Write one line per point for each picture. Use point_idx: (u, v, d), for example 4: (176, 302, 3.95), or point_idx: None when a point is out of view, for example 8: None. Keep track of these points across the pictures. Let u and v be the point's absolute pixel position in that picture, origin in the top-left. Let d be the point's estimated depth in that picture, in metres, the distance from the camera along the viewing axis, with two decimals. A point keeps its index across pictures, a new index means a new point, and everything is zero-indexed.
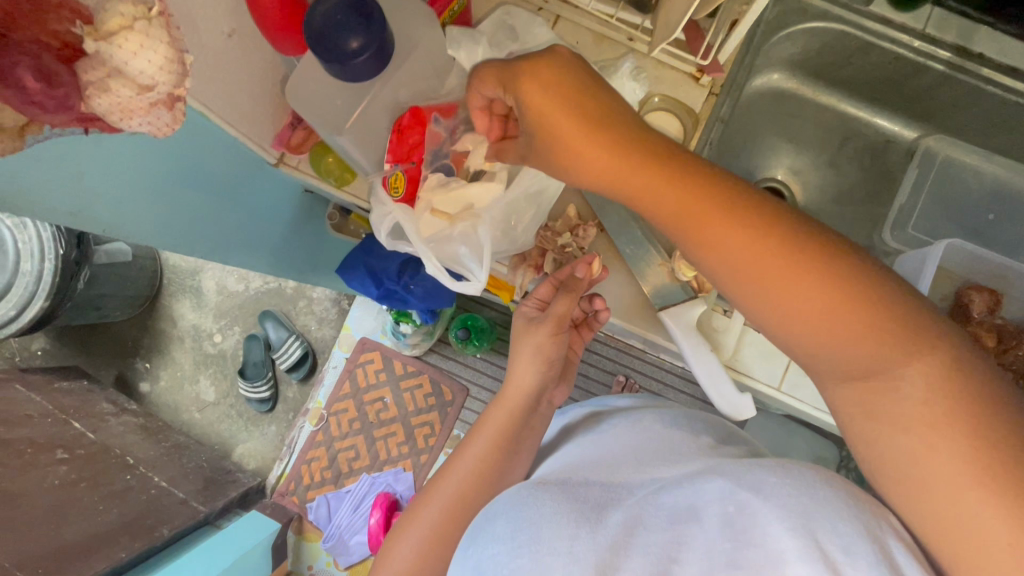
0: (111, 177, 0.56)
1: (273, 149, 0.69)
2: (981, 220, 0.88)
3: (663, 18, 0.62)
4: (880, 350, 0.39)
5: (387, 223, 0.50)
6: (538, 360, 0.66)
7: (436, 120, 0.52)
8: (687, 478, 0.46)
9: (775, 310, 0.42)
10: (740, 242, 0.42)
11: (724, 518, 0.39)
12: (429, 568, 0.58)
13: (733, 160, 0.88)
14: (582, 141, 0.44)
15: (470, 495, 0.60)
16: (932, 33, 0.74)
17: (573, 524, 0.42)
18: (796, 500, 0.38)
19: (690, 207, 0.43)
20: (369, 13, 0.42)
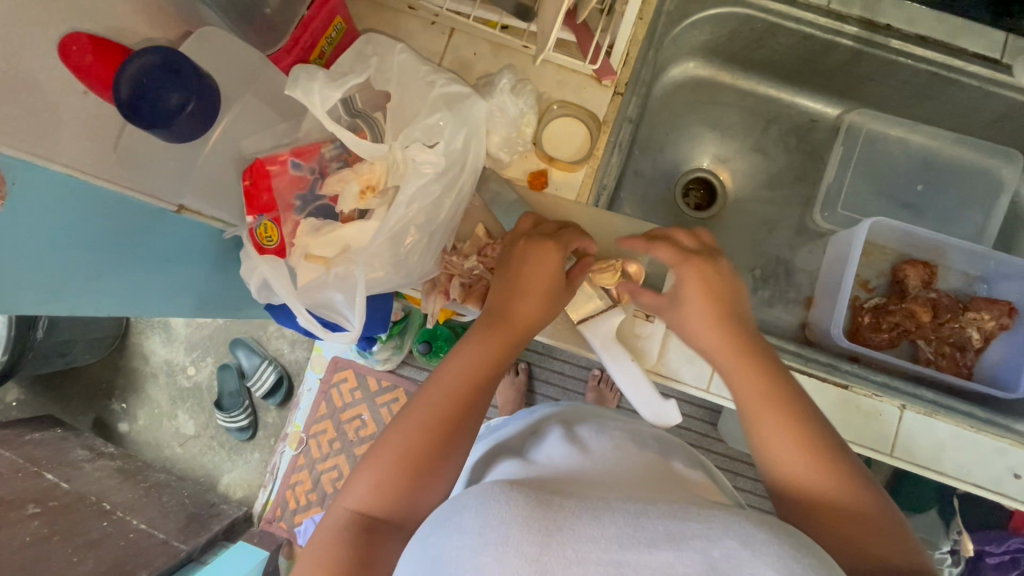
0: None
1: (174, 199, 0.61)
2: (913, 192, 0.87)
3: (543, 26, 0.60)
4: (834, 477, 0.46)
5: (257, 276, 0.51)
6: (545, 300, 0.59)
7: (296, 164, 0.50)
8: (672, 504, 0.39)
9: (764, 423, 0.50)
10: (756, 376, 0.52)
11: (706, 561, 0.33)
12: (413, 481, 0.51)
13: (658, 154, 0.87)
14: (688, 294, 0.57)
15: (464, 410, 0.54)
16: (837, 9, 0.71)
17: (545, 530, 0.36)
18: (771, 561, 0.33)
19: (730, 346, 0.54)
20: (179, 68, 0.43)
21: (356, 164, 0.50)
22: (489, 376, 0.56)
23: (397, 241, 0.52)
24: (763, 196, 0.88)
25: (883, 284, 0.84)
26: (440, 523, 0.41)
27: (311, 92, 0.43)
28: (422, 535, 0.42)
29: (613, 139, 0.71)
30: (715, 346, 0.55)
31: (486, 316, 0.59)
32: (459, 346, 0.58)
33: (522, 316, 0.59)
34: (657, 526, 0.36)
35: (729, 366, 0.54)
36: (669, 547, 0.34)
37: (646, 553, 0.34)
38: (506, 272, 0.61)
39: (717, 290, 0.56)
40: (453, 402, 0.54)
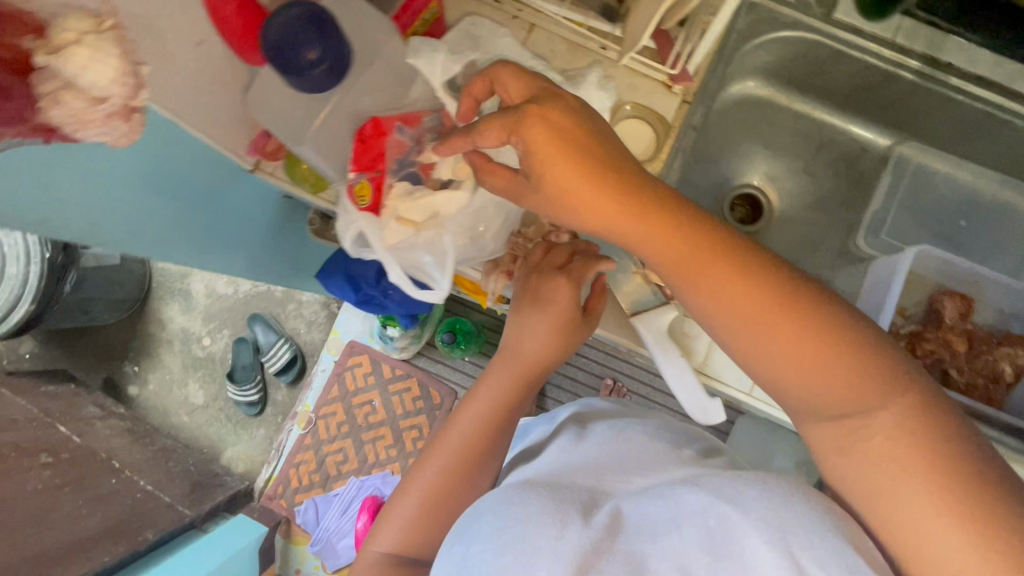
0: (99, 193, 0.59)
1: (250, 156, 0.69)
2: (954, 226, 0.89)
3: (631, 28, 0.63)
4: (856, 397, 0.44)
5: (352, 231, 0.52)
6: (553, 343, 0.64)
7: (399, 129, 0.52)
8: (671, 486, 0.48)
9: (762, 342, 0.46)
10: (730, 286, 0.46)
11: (704, 529, 0.43)
12: (439, 515, 0.60)
13: (710, 166, 0.89)
14: (587, 194, 0.45)
15: (476, 447, 0.61)
16: (902, 42, 0.75)
17: (558, 525, 0.44)
18: (774, 513, 0.41)
19: (682, 250, 0.46)
20: (325, 26, 0.46)
21: (454, 138, 0.52)
22: (498, 426, 0.63)
23: (482, 215, 0.56)
24: (807, 217, 0.91)
25: (919, 312, 0.86)
26: (464, 531, 0.49)
27: (433, 63, 0.50)
28: (448, 547, 0.49)
29: (679, 143, 0.73)
30: (675, 261, 0.47)
31: (499, 363, 0.65)
32: (470, 399, 0.65)
33: (530, 362, 0.64)
34: (659, 511, 0.45)
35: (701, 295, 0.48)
36: (671, 530, 0.44)
37: (653, 540, 0.44)
38: (521, 307, 0.65)
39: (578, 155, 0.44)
40: (465, 454, 0.61)
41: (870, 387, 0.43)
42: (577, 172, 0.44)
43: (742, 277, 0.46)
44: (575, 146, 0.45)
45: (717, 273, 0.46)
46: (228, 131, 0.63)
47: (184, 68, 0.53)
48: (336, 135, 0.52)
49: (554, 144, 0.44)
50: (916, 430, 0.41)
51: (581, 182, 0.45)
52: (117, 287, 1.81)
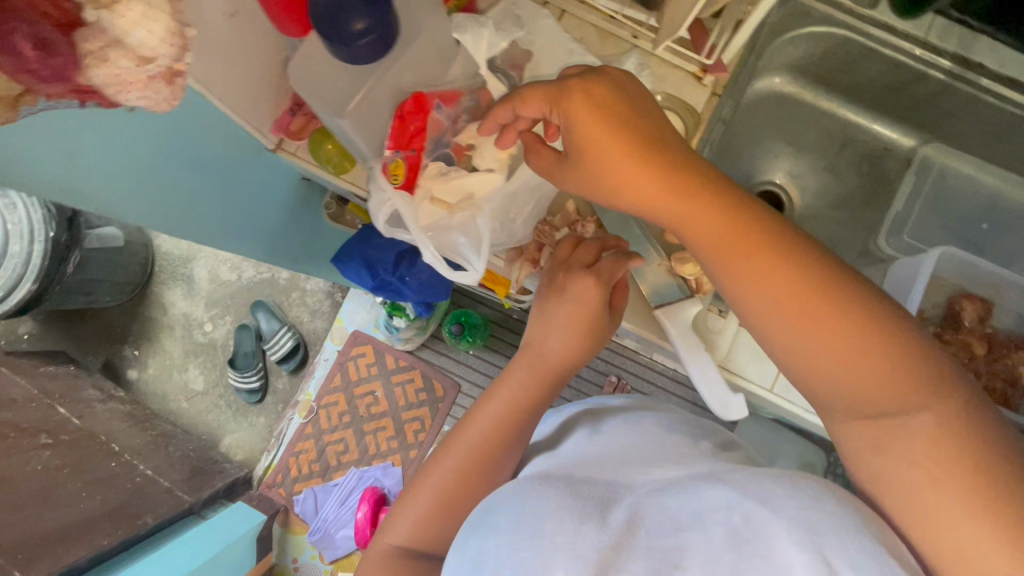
0: (97, 157, 0.56)
1: (273, 134, 0.68)
2: (976, 230, 0.89)
3: (669, 15, 0.62)
4: (885, 386, 0.40)
5: (386, 210, 0.49)
6: (579, 339, 0.61)
7: (439, 107, 0.51)
8: (690, 480, 0.44)
9: (801, 331, 0.43)
10: (776, 273, 0.43)
11: (729, 526, 0.38)
12: (450, 515, 0.58)
13: (733, 162, 0.89)
14: (630, 169, 0.45)
15: (492, 448, 0.59)
16: (934, 42, 0.74)
17: (576, 519, 0.41)
18: (803, 513, 0.38)
19: (730, 235, 0.44)
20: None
21: (493, 119, 0.52)
22: (517, 429, 0.60)
23: (516, 198, 0.55)
24: (828, 217, 0.91)
25: (937, 314, 0.84)
26: (477, 525, 0.45)
27: (477, 41, 0.47)
28: (460, 543, 0.46)
29: (706, 136, 0.73)
30: (708, 240, 0.45)
31: (519, 363, 0.63)
32: (488, 397, 0.63)
33: (552, 360, 0.62)
34: (676, 505, 0.42)
35: (729, 279, 0.45)
36: (693, 527, 0.39)
37: (671, 535, 0.40)
38: (547, 302, 0.64)
39: (617, 126, 0.45)
40: (480, 451, 0.59)
41: (919, 388, 0.40)
42: (629, 150, 0.44)
43: (779, 262, 0.43)
44: (631, 123, 0.45)
45: (752, 257, 0.44)
46: (253, 107, 0.62)
47: (217, 39, 0.52)
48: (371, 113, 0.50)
49: (592, 114, 0.45)
50: (964, 438, 0.38)
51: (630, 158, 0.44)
52: (120, 270, 1.79)
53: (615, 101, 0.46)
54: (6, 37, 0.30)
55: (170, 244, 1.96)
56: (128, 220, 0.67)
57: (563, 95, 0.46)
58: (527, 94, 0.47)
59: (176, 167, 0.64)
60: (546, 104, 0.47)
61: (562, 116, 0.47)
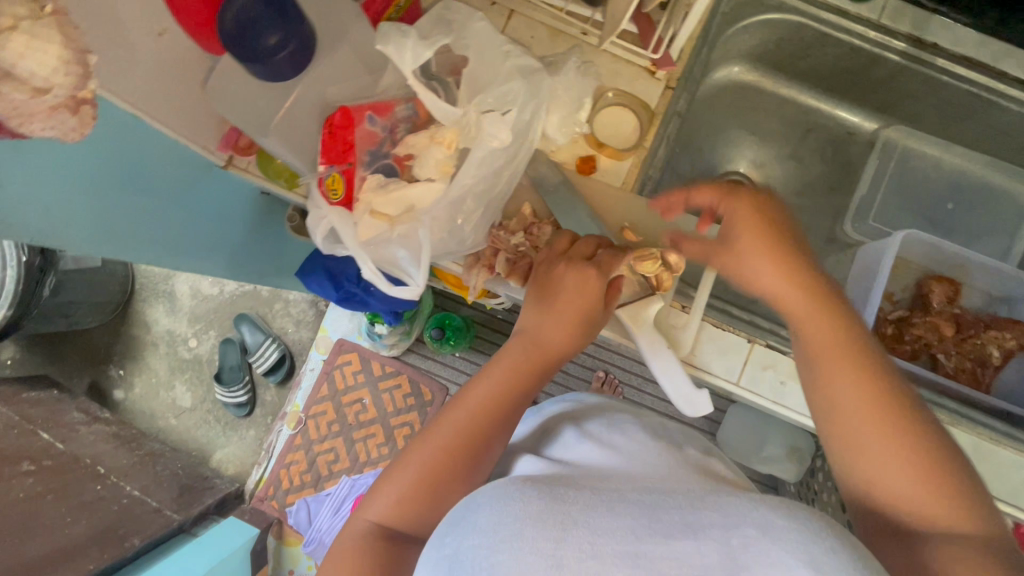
0: (31, 181, 0.54)
1: (222, 151, 0.67)
2: (941, 210, 0.89)
3: (611, 11, 0.61)
4: (924, 462, 0.43)
5: (324, 226, 0.50)
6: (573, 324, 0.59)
7: (370, 119, 0.50)
8: (689, 494, 0.40)
9: (846, 389, 0.47)
10: (838, 343, 0.48)
11: (725, 549, 0.34)
12: (435, 496, 0.52)
13: (696, 154, 0.88)
14: (751, 248, 0.53)
15: (485, 424, 0.55)
16: (887, 24, 0.73)
17: (558, 527, 0.36)
18: (803, 543, 0.33)
19: (808, 304, 0.50)
20: (285, 10, 0.44)
21: (430, 128, 0.51)
22: (510, 407, 0.57)
23: (461, 206, 0.53)
24: (795, 204, 0.90)
25: (906, 297, 0.85)
26: (456, 522, 0.41)
27: (403, 49, 0.44)
28: (437, 539, 0.42)
29: (663, 131, 0.72)
30: (812, 326, 0.50)
31: (515, 344, 0.60)
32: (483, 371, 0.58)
33: (549, 344, 0.59)
34: (674, 516, 0.37)
35: (812, 365, 0.50)
36: (686, 538, 0.35)
37: (664, 544, 0.34)
38: (545, 297, 0.61)
39: (771, 225, 0.53)
40: (474, 427, 0.54)
41: (942, 471, 0.43)
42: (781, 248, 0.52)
43: (846, 335, 0.49)
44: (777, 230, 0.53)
45: (825, 323, 0.49)
46: (195, 125, 0.61)
47: (145, 60, 0.51)
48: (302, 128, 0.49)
49: (759, 220, 0.54)
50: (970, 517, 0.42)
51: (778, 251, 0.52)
52: (99, 290, 1.77)
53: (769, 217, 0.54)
54: None
55: None
56: (74, 247, 0.64)
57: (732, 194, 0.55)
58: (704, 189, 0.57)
59: (119, 186, 0.62)
60: (719, 199, 0.56)
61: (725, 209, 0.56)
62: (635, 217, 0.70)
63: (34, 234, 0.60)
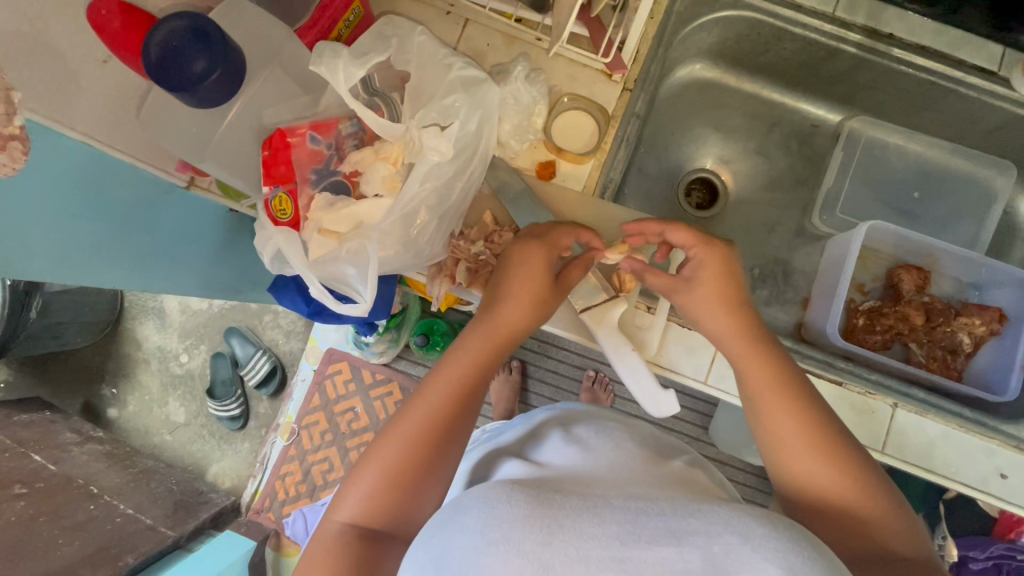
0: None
1: (182, 172, 0.66)
2: (908, 198, 0.89)
3: (557, 17, 0.62)
4: (859, 483, 0.49)
5: (271, 246, 0.50)
6: (529, 312, 0.60)
7: (313, 138, 0.50)
8: (672, 502, 0.40)
9: (772, 409, 0.54)
10: (767, 371, 0.56)
11: (707, 555, 0.34)
12: (404, 488, 0.52)
13: (661, 152, 0.88)
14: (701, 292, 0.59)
15: (449, 411, 0.55)
16: (843, 16, 0.73)
17: (548, 530, 0.36)
18: (783, 555, 0.34)
19: (742, 338, 0.58)
20: (210, 35, 0.42)
21: (375, 144, 0.51)
22: (472, 393, 0.57)
23: (412, 220, 0.53)
24: (763, 198, 0.90)
25: (877, 288, 0.86)
26: (445, 523, 0.41)
27: (336, 69, 0.44)
28: (424, 537, 0.42)
29: (621, 133, 0.72)
30: (746, 355, 0.57)
31: (474, 331, 0.61)
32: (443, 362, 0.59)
33: (505, 326, 0.60)
34: (657, 522, 0.36)
35: (755, 410, 0.55)
36: (669, 544, 0.35)
37: (648, 549, 0.34)
38: (502, 282, 0.62)
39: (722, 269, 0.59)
40: (437, 417, 0.55)
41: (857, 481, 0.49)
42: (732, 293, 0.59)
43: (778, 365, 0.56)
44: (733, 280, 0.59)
45: (755, 355, 0.57)
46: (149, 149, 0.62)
47: (89, 88, 0.52)
48: (242, 151, 0.50)
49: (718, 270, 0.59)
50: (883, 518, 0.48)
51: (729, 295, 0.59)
52: (87, 310, 1.78)
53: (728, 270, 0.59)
54: None
55: None
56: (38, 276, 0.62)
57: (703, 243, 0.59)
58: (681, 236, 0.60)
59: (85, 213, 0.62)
60: (692, 243, 0.60)
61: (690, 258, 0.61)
62: (596, 220, 0.70)
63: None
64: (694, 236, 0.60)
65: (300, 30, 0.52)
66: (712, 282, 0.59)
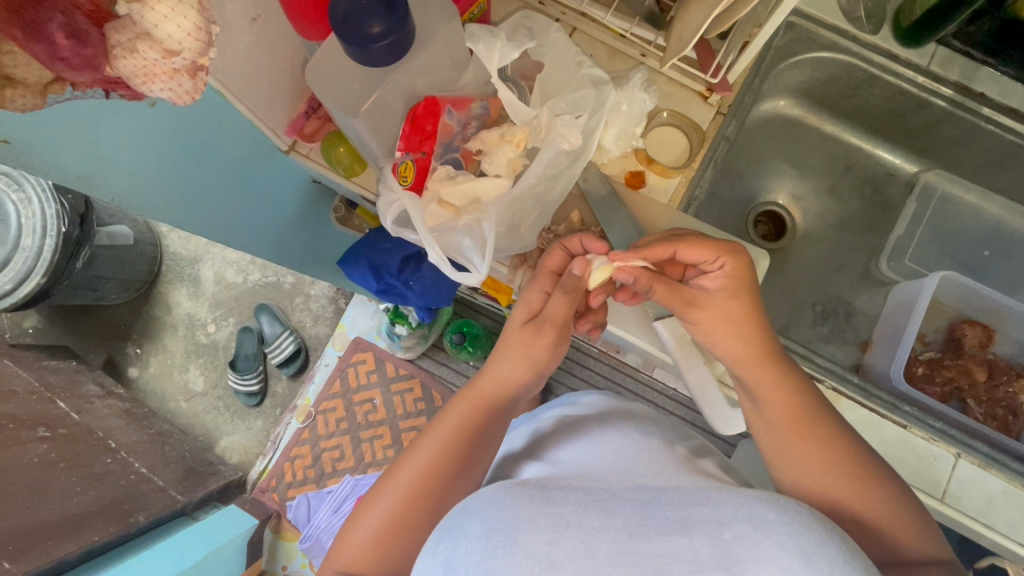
0: (126, 149, 0.56)
1: (286, 136, 0.70)
2: (976, 256, 0.90)
3: (677, 34, 0.61)
4: (902, 515, 0.50)
5: (394, 208, 0.52)
6: (520, 370, 0.62)
7: (450, 112, 0.52)
8: (680, 490, 0.39)
9: (793, 449, 0.54)
10: (778, 400, 0.57)
11: (717, 544, 0.33)
12: (394, 547, 0.55)
13: (736, 180, 0.90)
14: (719, 304, 0.58)
15: (437, 476, 0.57)
16: (937, 71, 0.76)
17: (554, 527, 0.35)
18: (795, 540, 0.33)
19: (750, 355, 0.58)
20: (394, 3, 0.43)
21: (502, 127, 0.53)
22: (462, 452, 0.58)
23: (520, 206, 0.56)
24: (829, 238, 0.92)
25: (938, 340, 0.86)
26: (449, 529, 0.39)
27: (493, 48, 0.47)
28: (430, 545, 0.40)
29: (711, 154, 0.74)
30: (764, 387, 0.58)
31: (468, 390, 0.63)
32: (439, 419, 0.61)
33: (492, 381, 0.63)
34: (666, 513, 0.36)
35: (778, 444, 0.55)
36: (680, 534, 0.34)
37: (657, 540, 0.34)
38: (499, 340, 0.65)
39: (745, 289, 0.59)
40: (427, 480, 0.57)
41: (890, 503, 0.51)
42: (743, 306, 0.58)
43: (797, 398, 0.57)
44: (748, 292, 0.59)
45: (768, 377, 0.58)
46: (267, 109, 0.64)
47: (239, 42, 0.54)
48: (388, 112, 0.51)
49: (738, 282, 0.58)
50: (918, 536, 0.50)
51: (742, 306, 0.58)
52: (128, 268, 1.81)
53: (744, 279, 0.58)
54: (44, 26, 0.33)
55: (179, 245, 1.99)
56: (148, 214, 0.66)
57: (723, 247, 0.58)
58: (700, 243, 0.57)
59: (192, 162, 0.63)
60: (713, 255, 0.58)
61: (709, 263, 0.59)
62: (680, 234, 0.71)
63: (115, 196, 0.62)
64: (714, 246, 0.58)
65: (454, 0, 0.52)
66: (735, 297, 0.58)
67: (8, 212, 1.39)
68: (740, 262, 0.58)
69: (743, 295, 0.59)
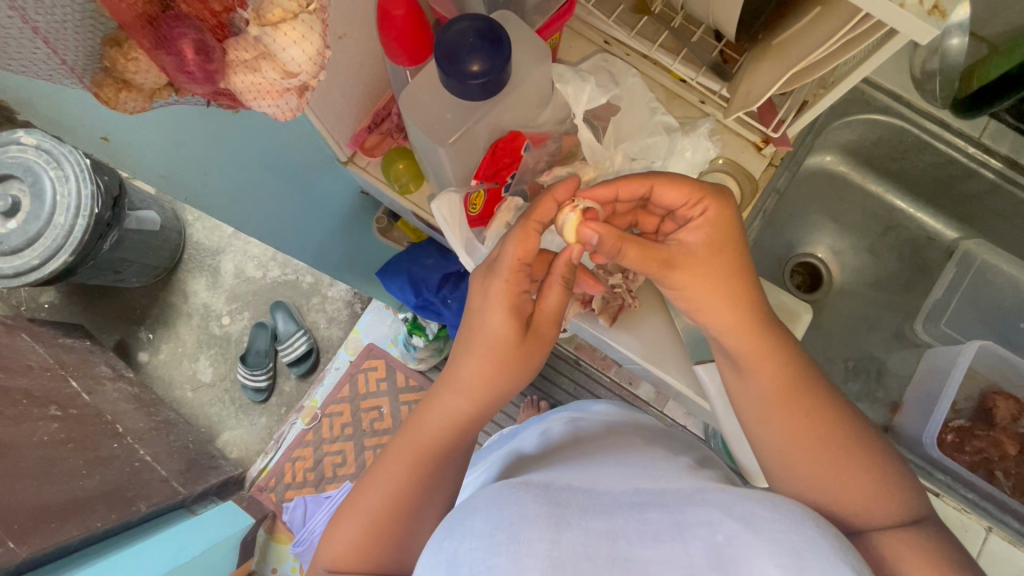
0: (206, 154, 0.58)
1: (347, 148, 0.70)
2: (1012, 327, 0.90)
3: (743, 88, 0.62)
4: None
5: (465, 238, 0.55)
6: (502, 371, 0.53)
7: (528, 148, 0.57)
8: (676, 494, 0.41)
9: (800, 454, 0.49)
10: (768, 380, 0.51)
11: (709, 546, 0.34)
12: (377, 552, 0.52)
13: (776, 231, 0.91)
14: (703, 261, 0.51)
15: (417, 479, 0.53)
16: (987, 143, 0.77)
17: (555, 527, 0.35)
18: (784, 536, 0.34)
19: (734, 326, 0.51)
20: (500, 45, 0.46)
21: (574, 165, 0.58)
22: (443, 456, 0.54)
23: None
24: (862, 295, 0.93)
25: (969, 408, 0.86)
26: (452, 527, 0.38)
27: (581, 92, 0.54)
28: (433, 543, 0.38)
29: (760, 204, 0.76)
30: (762, 367, 0.51)
31: (446, 391, 0.55)
32: (407, 429, 0.55)
33: (472, 387, 0.53)
34: (661, 518, 0.37)
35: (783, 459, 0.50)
36: (673, 540, 0.35)
37: (654, 547, 0.35)
38: (466, 333, 0.55)
39: (732, 242, 0.52)
40: (406, 482, 0.53)
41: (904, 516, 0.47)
42: (727, 262, 0.51)
43: (800, 390, 0.51)
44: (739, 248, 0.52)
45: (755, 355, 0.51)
46: (339, 127, 0.65)
47: (337, 65, 0.56)
48: (472, 144, 0.53)
49: (723, 235, 0.52)
50: None
51: (727, 261, 0.51)
52: (151, 253, 1.82)
53: (723, 226, 0.52)
54: (176, 40, 0.34)
55: (203, 235, 2.01)
56: (210, 211, 0.68)
57: (700, 187, 0.51)
58: (674, 181, 0.51)
59: (264, 170, 0.65)
60: (692, 198, 0.52)
61: (687, 204, 0.52)
62: None
63: (188, 195, 0.65)
64: (693, 188, 0.52)
65: (541, 29, 0.56)
66: (720, 252, 0.51)
67: (44, 188, 1.37)
68: (725, 208, 0.52)
69: (726, 249, 0.52)
